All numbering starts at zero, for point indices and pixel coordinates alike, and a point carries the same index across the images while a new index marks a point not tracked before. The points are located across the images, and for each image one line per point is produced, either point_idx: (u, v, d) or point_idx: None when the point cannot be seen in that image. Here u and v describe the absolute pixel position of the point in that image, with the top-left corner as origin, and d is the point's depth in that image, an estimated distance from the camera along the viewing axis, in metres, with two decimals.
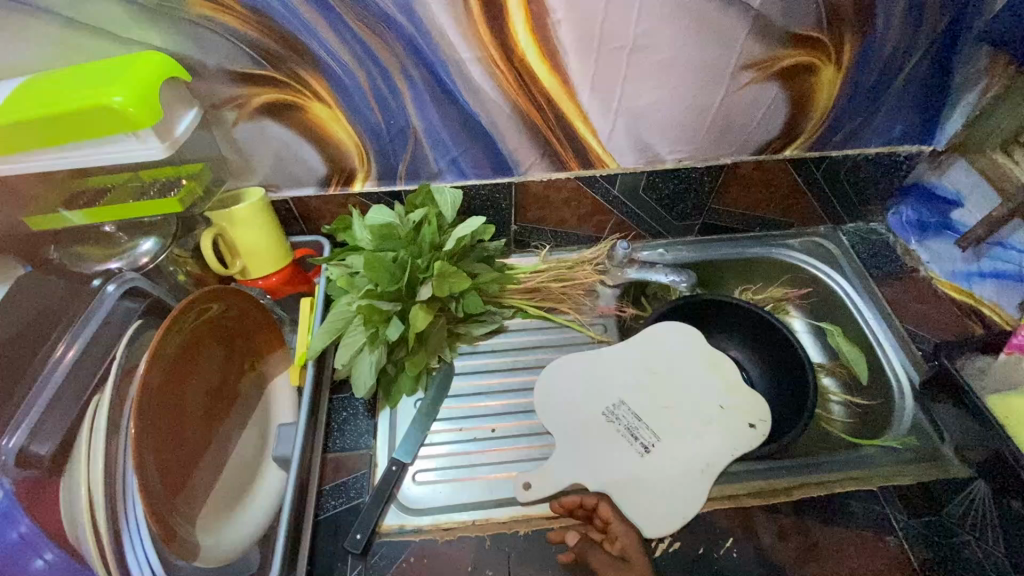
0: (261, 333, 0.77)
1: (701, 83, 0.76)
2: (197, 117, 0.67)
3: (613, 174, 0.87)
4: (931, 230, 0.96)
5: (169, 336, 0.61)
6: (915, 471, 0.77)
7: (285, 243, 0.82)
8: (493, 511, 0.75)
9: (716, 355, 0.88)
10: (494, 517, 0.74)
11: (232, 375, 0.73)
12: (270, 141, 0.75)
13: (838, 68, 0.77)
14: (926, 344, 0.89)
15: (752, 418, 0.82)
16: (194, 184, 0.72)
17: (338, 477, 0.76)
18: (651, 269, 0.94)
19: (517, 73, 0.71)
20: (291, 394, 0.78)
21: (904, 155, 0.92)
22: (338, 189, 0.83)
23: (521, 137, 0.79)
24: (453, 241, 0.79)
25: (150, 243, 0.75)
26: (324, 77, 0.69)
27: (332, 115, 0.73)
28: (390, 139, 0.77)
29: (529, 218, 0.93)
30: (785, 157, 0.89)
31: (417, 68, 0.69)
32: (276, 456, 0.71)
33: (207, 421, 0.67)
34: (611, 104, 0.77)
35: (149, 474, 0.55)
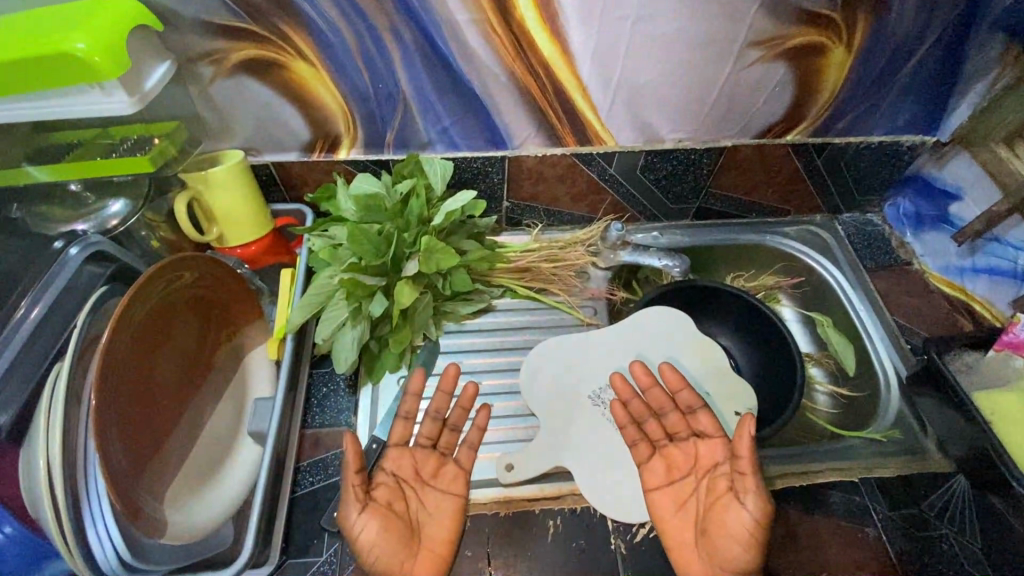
0: (238, 304, 0.74)
1: (707, 59, 0.73)
2: (169, 70, 0.63)
3: (610, 152, 0.84)
4: (927, 223, 0.95)
5: (136, 303, 0.58)
6: (896, 464, 0.77)
7: (265, 210, 0.78)
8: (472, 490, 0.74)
9: (703, 342, 0.87)
10: (476, 497, 0.73)
11: (206, 345, 0.70)
12: (249, 101, 0.71)
13: (848, 50, 0.74)
14: (914, 337, 0.88)
15: (735, 407, 0.82)
16: (166, 144, 0.67)
17: (316, 453, 0.74)
18: (644, 252, 0.90)
19: (515, 39, 0.67)
20: (270, 367, 0.76)
21: (906, 145, 0.91)
22: (322, 155, 0.79)
23: (518, 108, 0.76)
24: (441, 216, 0.76)
25: (120, 206, 0.69)
26: (309, 34, 0.64)
27: (316, 75, 0.69)
28: (378, 104, 0.73)
29: (522, 195, 0.90)
30: (786, 141, 0.87)
31: (409, 28, 0.65)
32: (250, 431, 0.68)
33: (178, 393, 0.65)
34: (612, 77, 0.73)
35: (111, 447, 0.52)
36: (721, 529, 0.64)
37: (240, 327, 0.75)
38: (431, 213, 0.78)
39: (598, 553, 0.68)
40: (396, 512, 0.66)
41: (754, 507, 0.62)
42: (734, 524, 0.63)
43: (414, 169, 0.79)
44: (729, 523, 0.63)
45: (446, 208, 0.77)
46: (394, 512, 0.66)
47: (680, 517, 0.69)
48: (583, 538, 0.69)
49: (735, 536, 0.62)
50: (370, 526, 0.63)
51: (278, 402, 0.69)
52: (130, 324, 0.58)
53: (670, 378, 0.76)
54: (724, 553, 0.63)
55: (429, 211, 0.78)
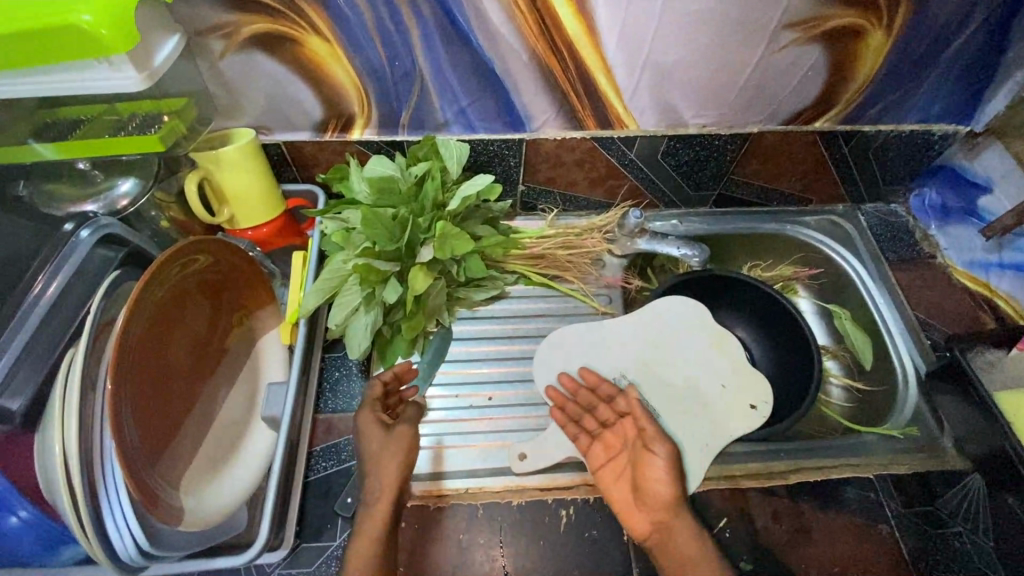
0: (250, 288, 0.73)
1: (739, 40, 0.69)
2: (179, 44, 0.60)
3: (631, 137, 0.81)
4: (953, 216, 0.93)
5: (150, 287, 0.57)
6: (912, 461, 0.76)
7: (277, 191, 0.76)
8: (449, 478, 0.73)
9: (674, 335, 0.86)
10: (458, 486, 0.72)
11: (218, 328, 0.69)
12: (261, 78, 0.68)
13: (887, 34, 0.71)
14: (935, 333, 0.87)
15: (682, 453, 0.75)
16: (177, 121, 0.65)
17: (329, 438, 0.74)
18: (662, 240, 0.88)
19: (539, 16, 0.64)
20: (283, 352, 0.75)
21: (938, 134, 0.87)
22: (335, 135, 0.76)
23: (538, 89, 0.73)
24: (457, 202, 0.75)
25: (129, 183, 0.67)
26: (323, 8, 0.61)
27: (330, 51, 0.66)
28: (394, 81, 0.70)
29: (538, 178, 0.88)
30: (814, 129, 0.83)
31: (428, 2, 0.62)
32: (265, 416, 0.68)
33: (191, 379, 0.64)
34: (638, 56, 0.70)
35: (129, 432, 0.52)
36: (646, 477, 0.67)
37: (253, 312, 0.74)
38: (445, 198, 0.77)
39: (610, 543, 0.69)
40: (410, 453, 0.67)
41: (664, 454, 0.68)
42: (658, 465, 0.67)
43: (431, 152, 0.77)
44: (652, 463, 0.67)
45: (459, 194, 0.75)
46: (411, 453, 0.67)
47: (620, 484, 0.70)
48: (595, 529, 0.69)
49: (658, 470, 0.67)
50: (388, 445, 0.66)
51: (292, 388, 0.69)
52: (146, 309, 0.57)
53: (588, 377, 0.79)
54: (651, 487, 0.67)
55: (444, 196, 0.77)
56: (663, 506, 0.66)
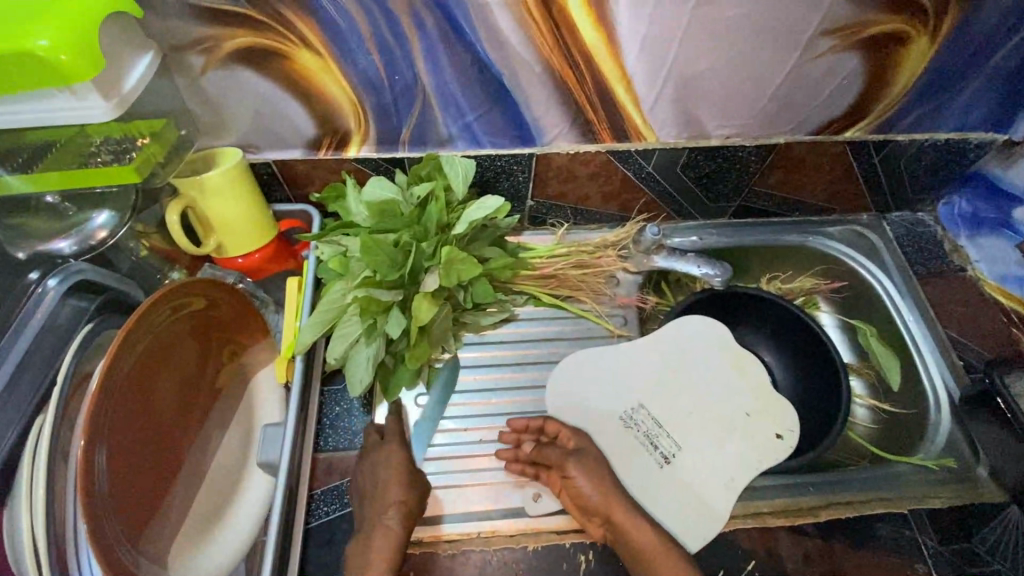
0: (245, 324, 0.67)
1: (772, 48, 0.63)
2: (153, 64, 0.54)
3: (650, 150, 0.75)
4: (985, 227, 0.90)
5: (131, 340, 0.52)
6: (947, 494, 0.72)
7: (267, 215, 0.70)
8: (446, 520, 0.69)
9: (630, 355, 0.81)
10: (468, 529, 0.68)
11: (210, 369, 0.64)
12: (247, 94, 0.61)
13: (933, 40, 0.65)
14: (969, 353, 0.82)
15: (647, 505, 0.71)
16: (156, 145, 0.59)
17: (330, 480, 0.69)
18: (680, 257, 0.83)
19: (553, 25, 0.58)
20: (280, 390, 0.70)
21: (974, 143, 0.82)
22: (329, 153, 0.70)
23: (551, 103, 0.67)
24: (464, 225, 0.69)
25: (104, 216, 0.61)
26: (314, 20, 0.55)
27: (323, 66, 0.59)
28: (393, 96, 0.64)
29: (548, 193, 0.82)
30: (844, 139, 0.78)
31: (430, 12, 0.55)
32: (261, 462, 0.64)
33: (182, 429, 0.59)
34: (661, 68, 0.64)
35: (106, 508, 0.48)
36: (570, 486, 0.67)
37: (247, 346, 0.69)
38: (450, 221, 0.71)
39: None
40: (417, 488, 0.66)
41: (574, 464, 0.69)
42: (577, 471, 0.68)
43: (435, 172, 0.71)
44: (572, 473, 0.68)
45: (463, 219, 0.70)
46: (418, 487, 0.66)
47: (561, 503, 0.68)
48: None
49: (580, 477, 0.67)
50: (393, 474, 0.65)
51: (289, 432, 0.64)
52: (129, 363, 0.52)
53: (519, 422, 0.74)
54: (576, 491, 0.67)
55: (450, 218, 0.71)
56: (596, 500, 0.66)
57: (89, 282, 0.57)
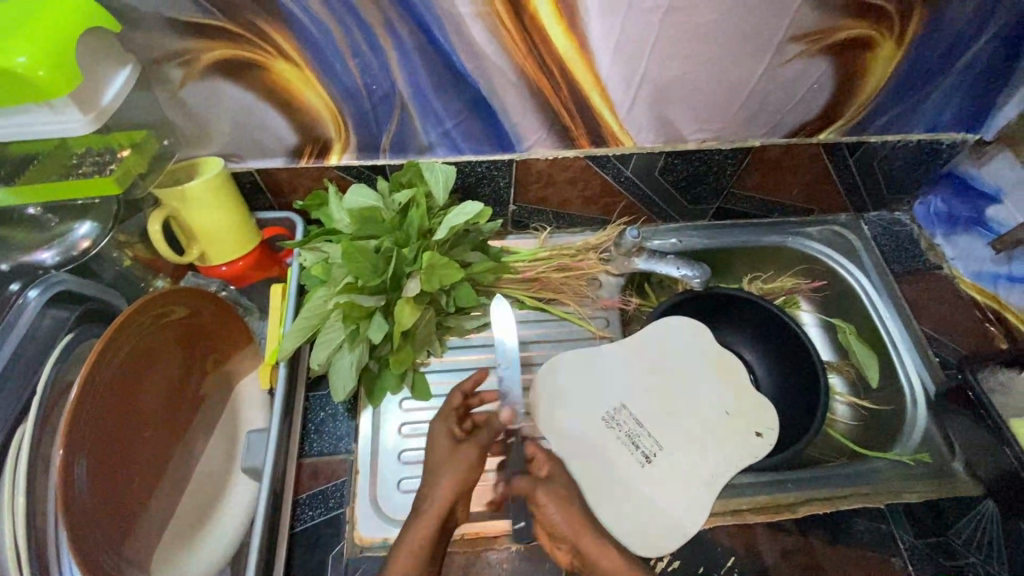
0: (228, 332, 0.68)
1: (742, 55, 0.65)
2: (132, 77, 0.55)
3: (627, 155, 0.76)
4: (960, 225, 0.90)
5: (109, 350, 0.53)
6: (924, 489, 0.74)
7: (251, 223, 0.71)
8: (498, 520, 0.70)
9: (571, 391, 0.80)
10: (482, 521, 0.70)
11: (193, 376, 0.65)
12: (226, 105, 0.62)
13: (899, 44, 0.67)
14: (943, 350, 0.84)
15: (631, 546, 0.69)
16: (139, 156, 0.60)
17: (316, 485, 0.70)
18: (660, 260, 0.84)
19: (526, 35, 0.59)
20: (263, 397, 0.71)
21: (946, 143, 0.84)
22: (311, 161, 0.71)
23: (528, 110, 0.68)
24: (445, 231, 0.70)
25: (86, 227, 0.62)
26: (290, 33, 0.56)
27: (301, 76, 0.60)
28: (372, 105, 0.65)
29: (530, 198, 0.83)
30: (818, 141, 0.79)
31: (405, 23, 0.56)
32: (244, 467, 0.65)
33: (166, 436, 0.60)
34: (634, 74, 0.65)
35: (88, 517, 0.49)
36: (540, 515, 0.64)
37: (231, 352, 0.70)
38: (432, 227, 0.72)
39: None
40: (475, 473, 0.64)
41: (545, 492, 0.65)
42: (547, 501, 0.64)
43: (416, 179, 0.72)
44: (543, 503, 0.64)
45: (444, 226, 0.70)
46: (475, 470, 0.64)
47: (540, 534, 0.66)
48: None
49: (549, 507, 0.64)
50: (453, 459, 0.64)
51: (272, 436, 0.65)
52: (109, 372, 0.53)
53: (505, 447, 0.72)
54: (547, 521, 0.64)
55: (431, 223, 0.72)
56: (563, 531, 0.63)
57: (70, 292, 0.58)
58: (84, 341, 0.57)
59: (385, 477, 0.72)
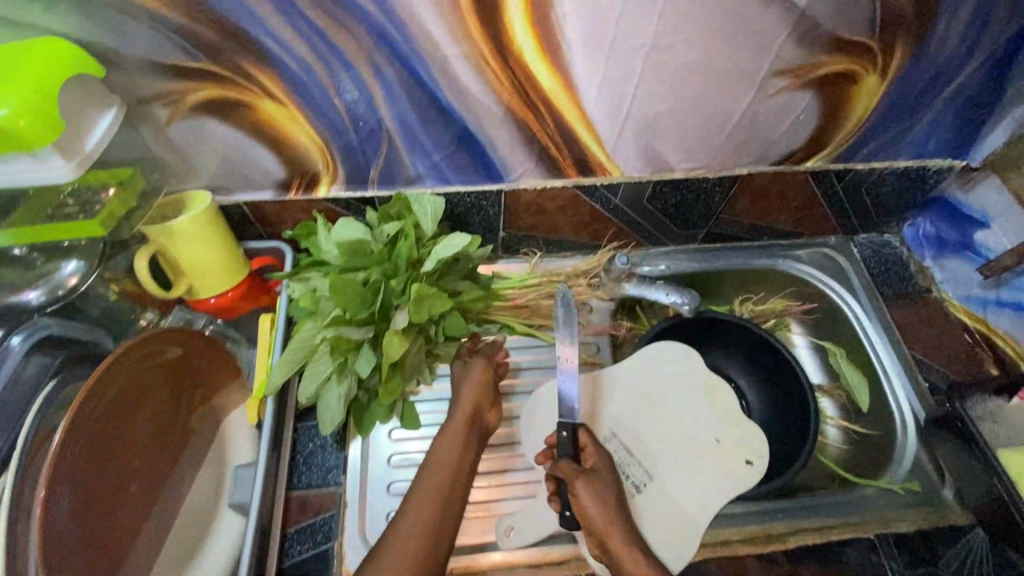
0: (216, 366, 0.68)
1: (727, 90, 0.65)
2: (117, 119, 0.55)
3: (615, 184, 0.77)
4: (949, 249, 0.89)
5: (95, 394, 0.53)
6: (913, 516, 0.74)
7: (240, 255, 0.71)
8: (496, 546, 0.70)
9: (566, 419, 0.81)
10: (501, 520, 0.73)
11: (182, 413, 0.64)
12: (213, 142, 0.62)
13: (882, 77, 0.67)
14: (933, 375, 0.84)
15: (661, 555, 0.71)
16: (125, 194, 0.60)
17: (303, 518, 0.70)
18: (650, 286, 0.83)
19: (511, 74, 0.59)
20: (250, 431, 0.71)
21: (933, 169, 0.84)
22: (299, 194, 0.71)
23: (515, 143, 0.68)
24: (432, 262, 0.70)
25: (72, 265, 0.62)
26: (276, 74, 0.56)
27: (288, 114, 0.60)
28: (359, 140, 0.65)
29: (520, 225, 0.83)
30: (806, 169, 0.80)
31: (390, 63, 0.57)
32: (232, 503, 0.65)
33: (153, 476, 0.60)
34: (620, 109, 0.65)
35: (66, 564, 0.48)
36: (577, 505, 0.68)
37: (220, 388, 0.69)
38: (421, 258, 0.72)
39: None
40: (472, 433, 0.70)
41: (585, 484, 0.68)
42: (586, 490, 0.68)
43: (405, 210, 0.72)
44: (579, 493, 0.68)
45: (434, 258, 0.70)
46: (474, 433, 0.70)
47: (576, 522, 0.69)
48: None
49: (586, 496, 0.67)
50: (468, 374, 0.75)
51: (259, 471, 0.65)
52: (93, 414, 0.53)
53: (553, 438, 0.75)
54: (582, 511, 0.67)
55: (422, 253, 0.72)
56: (598, 521, 0.67)
57: (54, 337, 0.58)
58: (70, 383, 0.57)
59: (374, 510, 0.72)
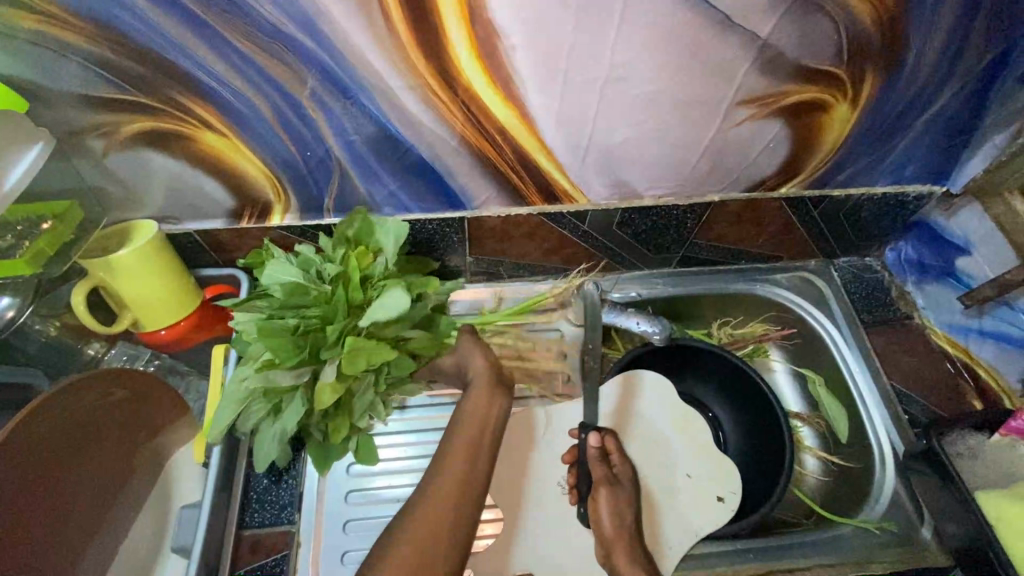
0: (164, 399, 0.66)
1: (690, 119, 0.63)
2: (43, 152, 0.53)
3: (582, 211, 0.74)
4: (930, 274, 0.87)
5: (20, 434, 0.50)
6: (889, 558, 0.71)
7: (191, 285, 0.68)
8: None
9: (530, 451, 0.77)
10: (485, 544, 0.70)
11: (123, 451, 0.62)
12: (154, 173, 0.60)
13: (854, 106, 0.65)
14: (913, 406, 0.82)
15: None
16: (60, 227, 0.58)
17: (255, 559, 0.67)
18: (622, 312, 0.82)
19: (462, 104, 0.57)
20: (200, 468, 0.69)
21: (912, 196, 0.82)
22: (251, 223, 0.68)
23: (474, 172, 0.66)
24: (366, 320, 0.62)
25: (5, 300, 0.59)
26: (215, 107, 0.54)
27: (231, 145, 0.58)
28: (309, 171, 0.62)
29: (486, 251, 0.80)
30: (780, 195, 0.77)
31: (334, 95, 0.55)
32: (174, 547, 0.62)
33: (88, 518, 0.57)
34: (581, 138, 0.63)
35: None
36: (592, 512, 0.70)
37: (162, 425, 0.67)
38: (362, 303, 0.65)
39: None
40: (481, 440, 0.60)
41: (604, 495, 0.70)
42: (606, 499, 0.69)
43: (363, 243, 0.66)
44: (598, 499, 0.69)
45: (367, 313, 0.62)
46: (484, 442, 0.60)
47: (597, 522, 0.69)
48: None
49: (604, 506, 0.69)
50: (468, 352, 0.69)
51: (204, 514, 0.62)
52: (19, 456, 0.50)
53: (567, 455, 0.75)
54: (596, 518, 0.69)
55: (369, 296, 0.65)
56: (609, 532, 0.68)
57: None
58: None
59: (328, 549, 0.69)
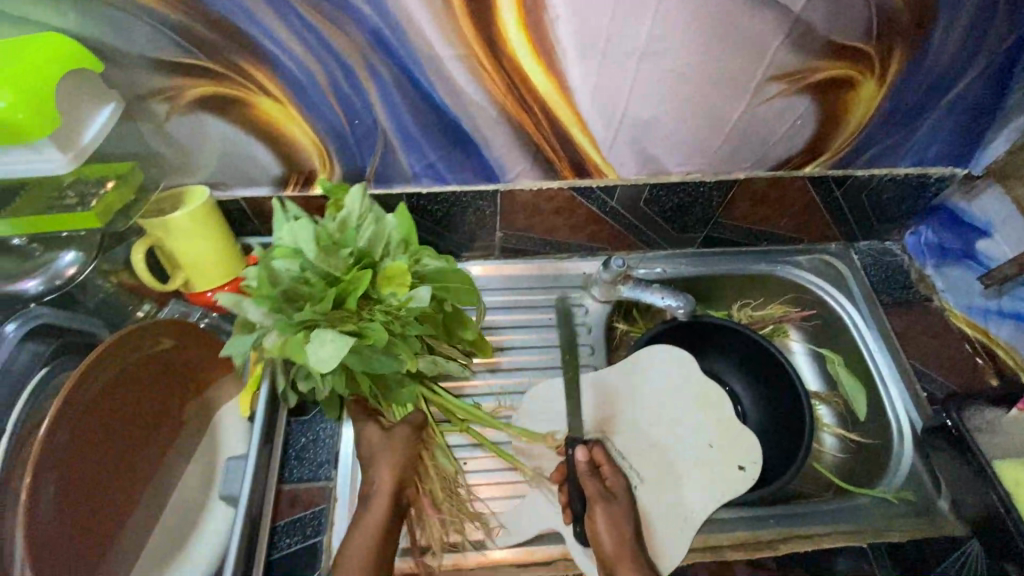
0: (206, 355, 0.69)
1: (721, 93, 0.65)
2: (116, 112, 0.57)
3: (611, 186, 0.77)
4: (950, 257, 0.88)
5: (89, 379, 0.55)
6: (906, 526, 0.73)
7: (237, 249, 0.71)
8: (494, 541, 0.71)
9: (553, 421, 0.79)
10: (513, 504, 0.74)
11: (173, 402, 0.65)
12: (210, 138, 0.64)
13: (880, 84, 0.67)
14: (933, 385, 0.83)
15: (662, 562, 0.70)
16: (124, 186, 0.61)
17: (294, 512, 0.70)
18: (646, 288, 0.83)
19: (505, 73, 0.60)
20: (243, 424, 0.72)
21: (935, 177, 0.83)
22: (296, 191, 0.71)
23: (510, 143, 0.68)
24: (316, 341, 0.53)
25: (70, 256, 0.63)
26: (273, 73, 0.58)
27: (284, 111, 0.61)
28: (355, 139, 0.65)
29: (517, 227, 0.83)
30: (805, 174, 0.79)
31: (385, 63, 0.58)
32: (221, 494, 0.65)
33: (144, 460, 0.61)
34: (615, 111, 0.65)
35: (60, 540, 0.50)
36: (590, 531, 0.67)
37: (211, 381, 0.71)
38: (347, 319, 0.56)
39: None
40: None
41: (601, 511, 0.67)
42: (603, 515, 0.67)
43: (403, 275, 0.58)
44: (594, 516, 0.67)
45: (322, 333, 0.53)
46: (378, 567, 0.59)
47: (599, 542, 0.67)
48: None
49: (600, 522, 0.67)
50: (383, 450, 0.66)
51: (250, 465, 0.65)
52: (88, 400, 0.54)
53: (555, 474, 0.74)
54: (594, 536, 0.67)
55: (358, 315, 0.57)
56: (610, 550, 0.66)
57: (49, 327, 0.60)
58: (57, 377, 0.58)
59: None
